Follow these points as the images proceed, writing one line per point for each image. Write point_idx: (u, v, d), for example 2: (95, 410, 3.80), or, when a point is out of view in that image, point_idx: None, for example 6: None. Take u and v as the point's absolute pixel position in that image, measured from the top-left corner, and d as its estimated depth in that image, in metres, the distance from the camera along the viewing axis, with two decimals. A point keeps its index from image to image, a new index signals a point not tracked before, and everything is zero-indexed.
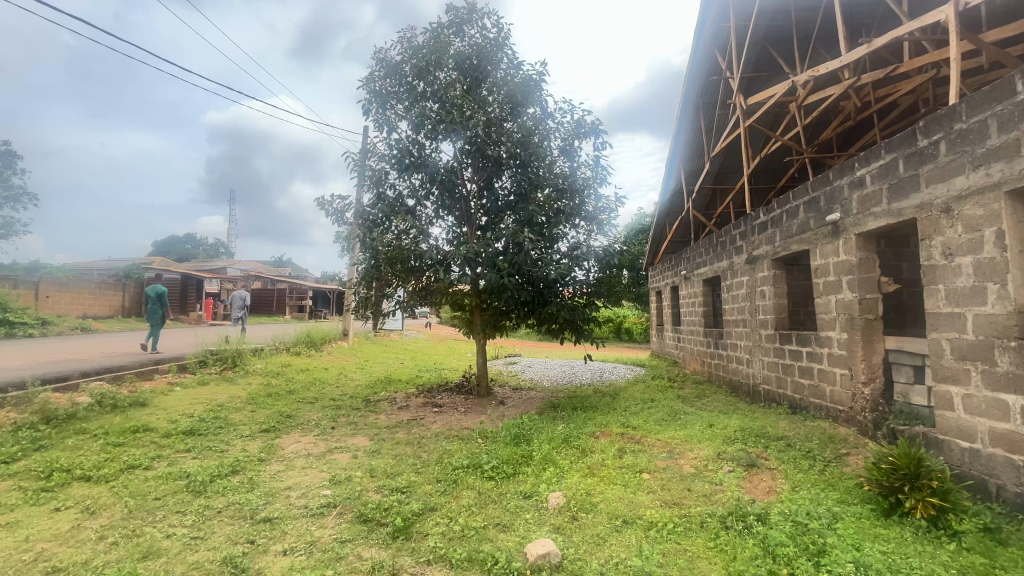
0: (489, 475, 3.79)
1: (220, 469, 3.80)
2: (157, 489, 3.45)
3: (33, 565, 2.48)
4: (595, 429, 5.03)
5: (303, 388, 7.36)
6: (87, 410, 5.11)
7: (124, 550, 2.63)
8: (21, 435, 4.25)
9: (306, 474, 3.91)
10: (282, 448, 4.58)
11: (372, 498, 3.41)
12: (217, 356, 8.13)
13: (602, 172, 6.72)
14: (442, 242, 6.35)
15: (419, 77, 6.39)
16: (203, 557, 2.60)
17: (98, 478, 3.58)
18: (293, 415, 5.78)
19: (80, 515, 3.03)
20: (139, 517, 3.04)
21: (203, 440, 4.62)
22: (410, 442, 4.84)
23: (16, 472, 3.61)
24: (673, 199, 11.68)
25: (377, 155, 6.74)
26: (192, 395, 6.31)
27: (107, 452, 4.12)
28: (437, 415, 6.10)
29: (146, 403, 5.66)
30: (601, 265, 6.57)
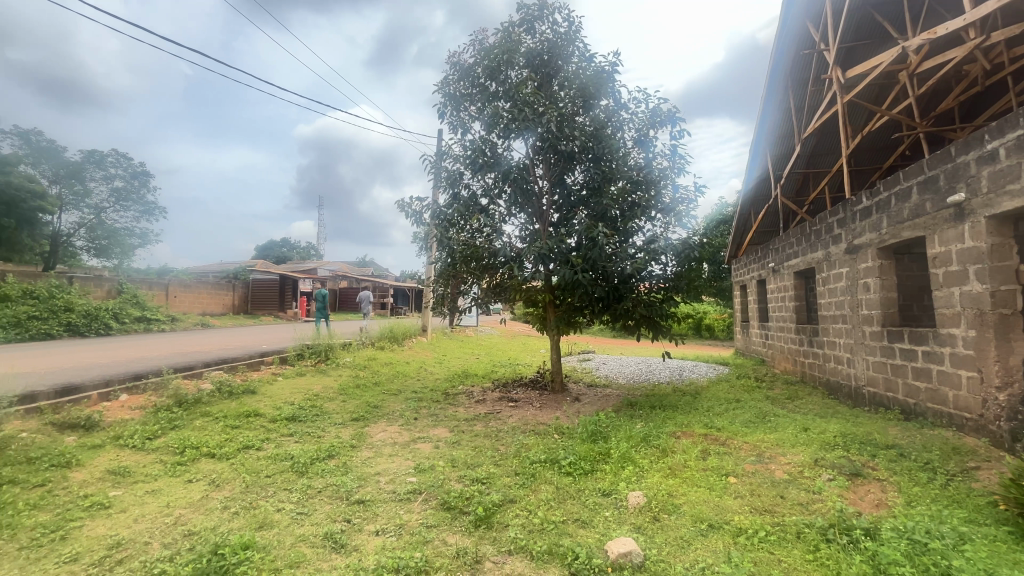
0: (567, 471, 3.79)
1: (318, 453, 4.16)
2: (267, 468, 3.85)
3: (175, 527, 2.88)
4: (675, 429, 4.85)
5: (388, 380, 7.82)
6: (210, 395, 5.81)
7: (243, 520, 2.97)
8: (160, 416, 4.93)
9: (393, 462, 4.15)
10: (371, 436, 4.89)
11: (455, 487, 3.55)
12: (313, 350, 8.86)
13: (679, 162, 6.44)
14: (515, 240, 6.42)
15: (491, 78, 6.50)
16: (308, 531, 2.87)
17: (220, 456, 4.07)
18: (380, 405, 6.16)
19: (208, 487, 3.46)
20: (254, 492, 3.41)
21: (303, 426, 5.07)
22: (488, 435, 4.96)
23: (157, 447, 4.20)
24: (759, 186, 10.88)
25: (452, 157, 6.97)
26: (292, 385, 6.95)
27: (226, 433, 4.66)
28: (512, 409, 6.20)
29: (255, 391, 6.33)
30: (680, 259, 6.26)
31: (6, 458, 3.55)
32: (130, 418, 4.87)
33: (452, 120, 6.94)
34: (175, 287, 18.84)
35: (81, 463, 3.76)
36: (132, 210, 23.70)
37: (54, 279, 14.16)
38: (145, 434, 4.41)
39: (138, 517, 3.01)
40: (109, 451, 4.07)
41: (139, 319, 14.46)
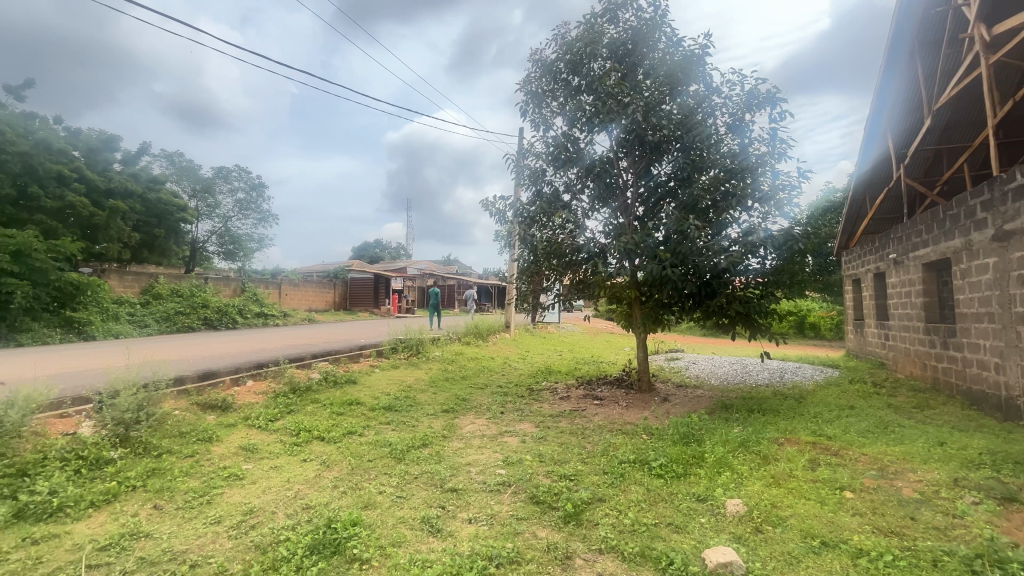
0: (658, 473, 3.66)
1: (413, 441, 4.42)
2: (369, 453, 4.17)
3: (294, 500, 3.22)
4: (777, 435, 4.49)
5: (474, 374, 8.10)
6: (319, 383, 6.42)
7: (350, 499, 3.24)
8: (280, 401, 5.54)
9: (483, 454, 4.29)
10: (460, 428, 5.09)
11: (542, 482, 3.59)
12: (405, 344, 9.39)
13: (780, 147, 5.93)
14: (599, 235, 6.30)
15: (574, 72, 6.43)
16: (407, 514, 3.06)
17: (329, 439, 4.47)
18: (467, 399, 6.39)
19: (320, 467, 3.83)
20: (359, 474, 3.71)
21: (400, 415, 5.41)
22: (574, 432, 4.94)
23: (277, 428, 4.73)
24: (878, 167, 9.64)
25: (534, 155, 7.01)
26: (388, 376, 7.46)
27: (333, 418, 5.12)
28: (597, 408, 6.11)
29: (356, 380, 6.87)
30: (782, 252, 5.75)
31: (165, 431, 4.20)
32: (255, 401, 5.53)
33: (534, 117, 6.99)
34: (286, 286, 20.95)
35: (219, 438, 4.33)
36: (252, 218, 26.80)
37: (193, 280, 16.40)
38: (268, 417, 4.99)
39: (265, 490, 3.40)
40: (240, 430, 4.65)
41: (258, 315, 16.31)
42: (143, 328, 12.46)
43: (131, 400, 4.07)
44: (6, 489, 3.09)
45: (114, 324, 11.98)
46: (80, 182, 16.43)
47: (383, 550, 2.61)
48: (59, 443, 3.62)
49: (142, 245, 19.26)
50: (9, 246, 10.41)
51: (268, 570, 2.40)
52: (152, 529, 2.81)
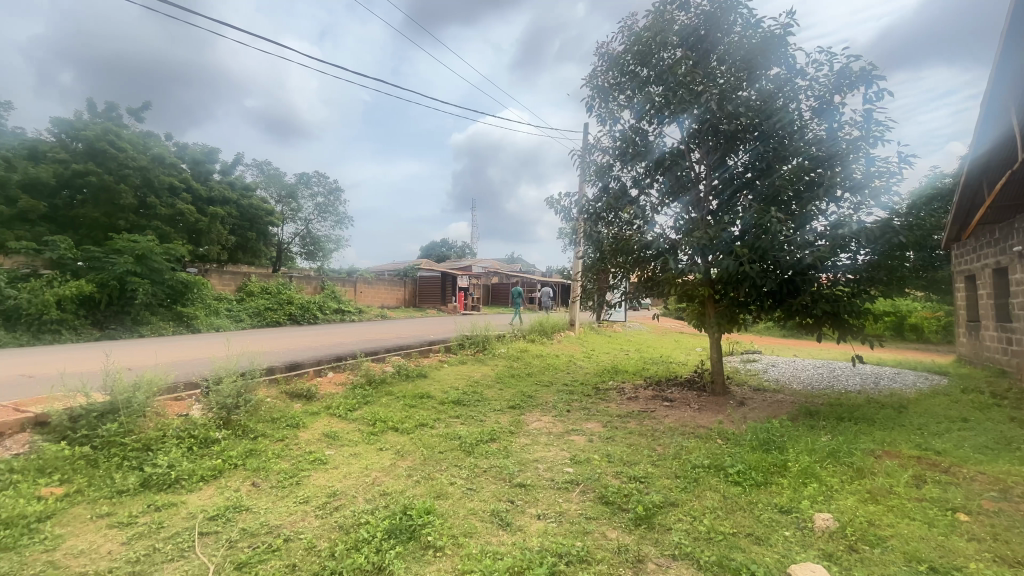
0: (735, 480, 3.47)
1: (482, 436, 4.52)
2: (441, 444, 4.32)
3: (373, 486, 3.41)
4: (874, 447, 4.10)
5: (539, 371, 8.13)
6: (392, 375, 6.74)
7: (424, 489, 3.37)
8: (359, 392, 5.89)
9: (551, 451, 4.29)
10: (527, 424, 5.13)
11: (612, 482, 3.53)
12: (472, 341, 9.62)
13: (876, 130, 5.37)
14: (669, 231, 6.05)
15: (643, 63, 6.23)
16: (477, 506, 3.13)
17: (402, 430, 4.68)
18: (533, 396, 6.43)
19: (394, 456, 4.03)
20: (432, 465, 3.85)
21: (468, 410, 5.56)
22: (644, 433, 4.81)
23: (356, 418, 5.02)
24: (998, 147, 8.45)
25: (600, 150, 6.89)
26: (456, 371, 7.69)
27: (406, 410, 5.36)
28: (668, 409, 5.90)
29: (426, 374, 7.12)
30: (878, 246, 5.22)
31: (260, 416, 4.62)
32: (336, 391, 5.93)
33: (601, 112, 6.87)
34: (361, 284, 22.16)
35: (305, 425, 4.69)
36: (330, 220, 28.65)
37: (281, 278, 17.84)
38: (348, 407, 5.32)
39: (346, 475, 3.63)
40: (323, 418, 5.01)
41: (337, 311, 17.42)
42: (239, 322, 13.76)
43: (232, 387, 4.52)
44: (135, 461, 3.55)
45: (216, 319, 13.33)
46: (188, 192, 18.41)
47: (455, 539, 2.69)
48: (175, 423, 4.09)
49: (237, 246, 21.25)
50: (135, 250, 11.84)
51: (351, 550, 2.55)
52: (251, 504, 3.10)
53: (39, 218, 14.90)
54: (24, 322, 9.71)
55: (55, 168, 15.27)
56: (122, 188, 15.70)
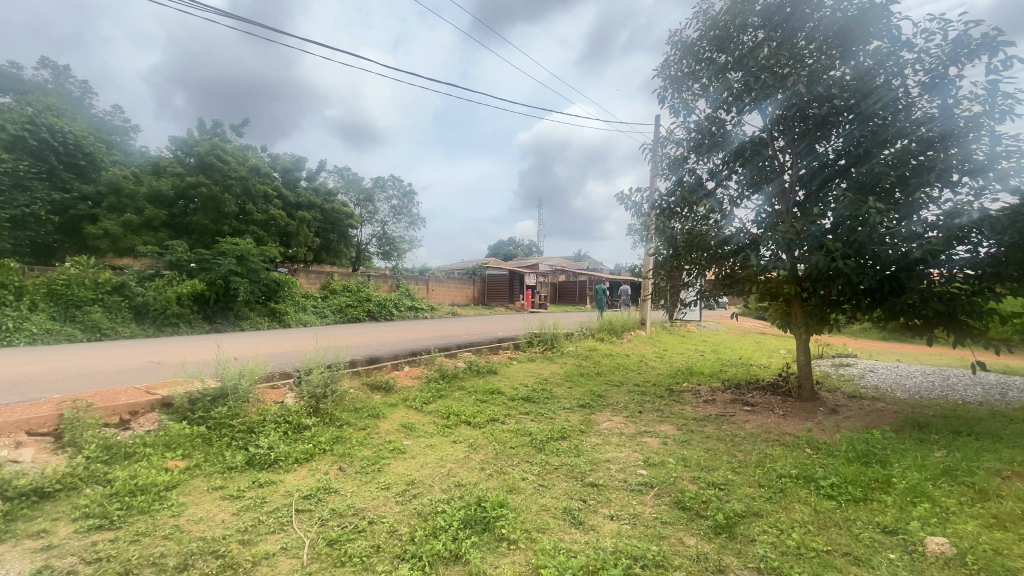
0: (829, 494, 3.20)
1: (552, 433, 4.54)
2: (512, 440, 4.38)
3: (448, 477, 3.54)
4: (1000, 466, 3.59)
5: (609, 371, 7.99)
6: (464, 371, 6.94)
7: (496, 482, 3.45)
8: (433, 386, 6.14)
9: (623, 452, 4.21)
10: (597, 424, 5.07)
11: (689, 487, 3.40)
12: (540, 338, 9.66)
13: (1003, 104, 4.68)
14: (750, 225, 5.68)
15: (720, 49, 5.89)
16: (549, 502, 3.15)
17: (474, 424, 4.81)
18: (603, 395, 6.33)
19: (468, 449, 4.15)
20: (503, 459, 3.92)
21: (538, 407, 5.59)
22: (722, 438, 4.57)
23: (430, 411, 5.23)
24: None
25: (674, 143, 6.62)
26: (525, 368, 7.76)
27: (477, 405, 5.50)
28: (748, 414, 5.56)
29: (496, 371, 7.25)
30: (1006, 236, 4.55)
31: (345, 405, 4.95)
32: (412, 384, 6.22)
33: (674, 103, 6.61)
34: (433, 283, 22.96)
35: (384, 416, 4.96)
36: (404, 222, 30.01)
37: (361, 277, 18.98)
38: (423, 399, 5.55)
39: (423, 464, 3.80)
40: (401, 409, 5.27)
41: (410, 308, 18.26)
42: (323, 318, 14.86)
43: (320, 378, 4.89)
44: (241, 442, 3.95)
45: (304, 315, 14.50)
46: (279, 199, 20.12)
47: (529, 534, 2.72)
48: (273, 408, 4.50)
49: (322, 248, 22.91)
50: (236, 252, 13.16)
51: (429, 536, 2.67)
52: (339, 487, 3.33)
53: (160, 225, 17.00)
54: (150, 316, 11.15)
55: (172, 181, 17.34)
56: (225, 197, 17.48)
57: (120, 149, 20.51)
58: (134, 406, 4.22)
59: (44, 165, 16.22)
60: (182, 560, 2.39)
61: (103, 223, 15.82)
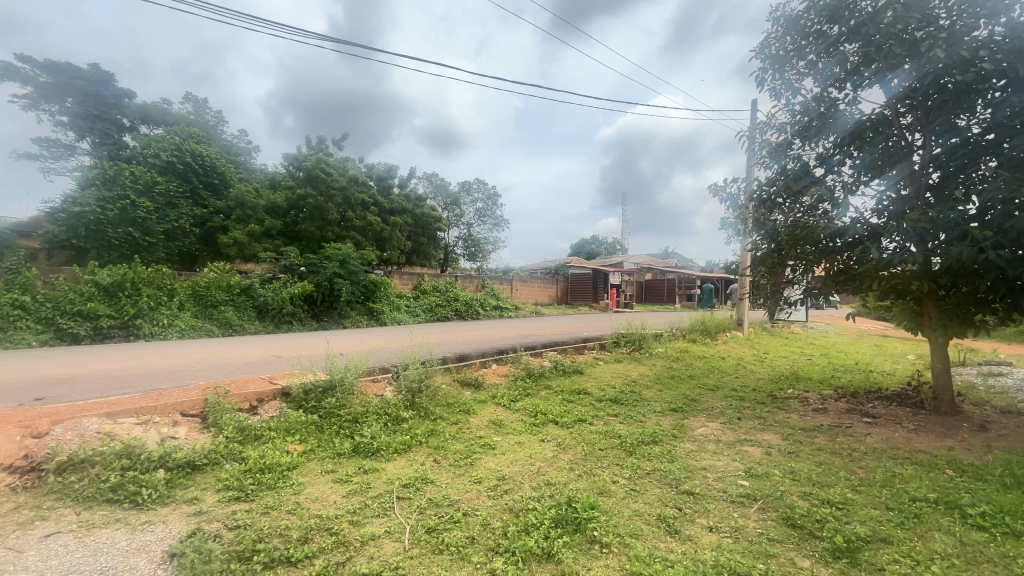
0: (978, 525, 2.76)
1: (643, 437, 4.39)
2: (600, 441, 4.32)
3: (538, 475, 3.58)
4: None
5: (703, 374, 7.56)
6: (550, 370, 6.96)
7: (586, 483, 3.42)
8: (521, 384, 6.23)
9: (720, 460, 3.95)
10: (692, 429, 4.82)
11: (799, 504, 3.11)
12: (628, 339, 9.39)
13: None
14: (869, 214, 5.05)
15: (832, 19, 5.28)
16: (642, 508, 3.05)
17: (562, 424, 4.81)
18: (697, 400, 6.00)
19: (556, 448, 4.16)
20: (593, 461, 3.87)
21: (626, 409, 5.44)
22: (838, 452, 4.12)
23: (518, 409, 5.31)
24: None
25: (775, 129, 6.09)
26: (612, 369, 7.59)
27: (564, 405, 5.48)
28: (870, 426, 4.96)
29: (582, 371, 7.18)
30: None
31: (438, 400, 5.20)
32: (500, 382, 6.36)
33: (776, 84, 6.07)
34: (517, 282, 23.32)
35: (475, 412, 5.12)
36: (488, 224, 30.81)
37: (448, 278, 19.78)
38: (511, 397, 5.66)
39: (512, 461, 3.87)
40: (490, 406, 5.42)
41: (495, 308, 18.74)
42: (415, 317, 15.78)
43: (416, 373, 5.19)
44: (348, 430, 4.31)
45: (398, 314, 15.49)
46: (375, 206, 21.62)
47: (621, 539, 2.66)
48: (374, 401, 4.86)
49: (413, 251, 24.26)
50: (339, 256, 14.40)
51: (522, 532, 2.72)
52: (435, 478, 3.51)
53: (277, 233, 19.13)
54: (270, 314, 12.59)
55: (286, 194, 19.40)
56: (329, 206, 19.19)
57: (245, 168, 23.39)
58: (261, 394, 4.79)
59: (188, 184, 19.05)
60: (302, 534, 2.66)
61: (233, 233, 18.17)
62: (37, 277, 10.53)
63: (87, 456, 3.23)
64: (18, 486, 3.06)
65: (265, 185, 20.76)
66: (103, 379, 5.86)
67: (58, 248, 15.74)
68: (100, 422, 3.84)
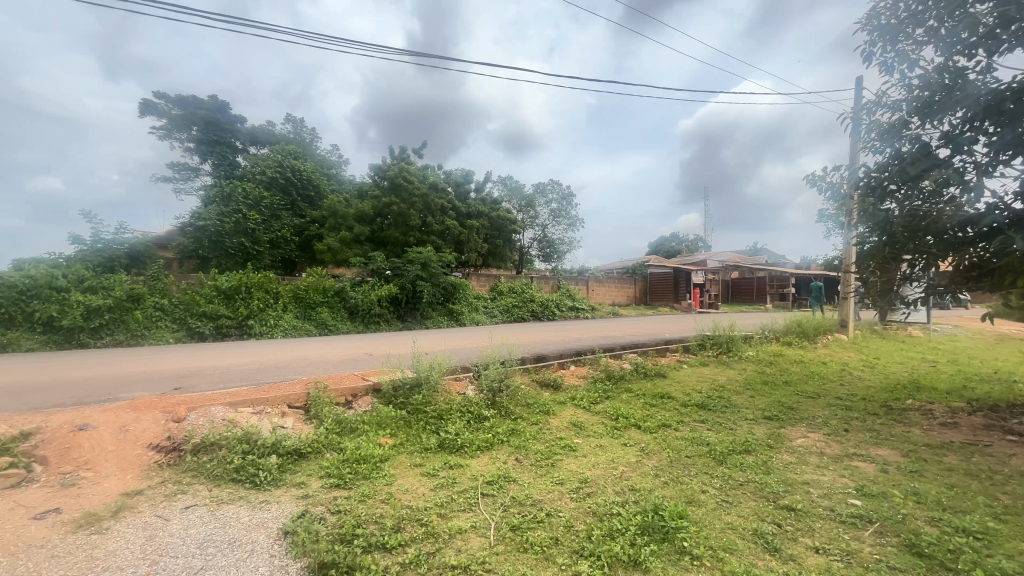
0: None
1: (735, 446, 4.13)
2: (687, 448, 4.12)
3: (621, 480, 3.50)
4: None
5: (801, 380, 6.93)
6: (631, 373, 6.77)
7: (673, 491, 3.28)
8: (600, 386, 6.13)
9: (824, 475, 3.60)
10: (790, 440, 4.44)
11: (925, 530, 2.76)
12: (714, 341, 8.88)
13: None
14: (1011, 199, 4.35)
15: None
16: (736, 522, 2.86)
17: (645, 428, 4.66)
18: (795, 408, 5.52)
19: (640, 453, 4.04)
20: (679, 468, 3.72)
21: (714, 416, 5.15)
22: (973, 474, 3.59)
23: (598, 412, 5.22)
24: None
25: (887, 108, 5.42)
26: (698, 373, 7.21)
27: (646, 409, 5.31)
28: (1016, 446, 4.25)
29: (664, 374, 6.90)
30: None
31: (518, 400, 5.27)
32: (579, 384, 6.30)
33: (887, 58, 5.43)
34: (593, 283, 22.98)
35: (554, 413, 5.12)
36: (563, 224, 30.68)
37: (524, 278, 19.99)
38: (591, 400, 5.58)
39: (594, 464, 3.82)
40: (569, 408, 5.39)
41: (572, 309, 18.65)
42: (493, 318, 16.14)
43: (495, 373, 5.30)
44: (434, 426, 4.51)
45: (476, 315, 15.92)
46: (454, 210, 22.40)
47: (714, 552, 2.53)
48: (458, 398, 5.05)
49: (490, 253, 24.81)
50: (421, 259, 15.11)
51: (607, 537, 2.67)
52: (518, 477, 3.56)
53: (366, 239, 20.50)
54: (360, 315, 13.51)
55: (372, 202, 20.76)
56: (411, 212, 20.20)
57: (337, 180, 25.34)
58: (355, 390, 5.14)
59: (289, 198, 21.04)
60: (395, 522, 2.82)
61: (327, 241, 19.77)
62: (172, 282, 12.17)
63: (215, 440, 3.67)
64: (164, 462, 3.57)
65: (354, 195, 22.34)
66: (224, 373, 6.65)
67: (187, 258, 18.09)
68: (224, 411, 4.35)
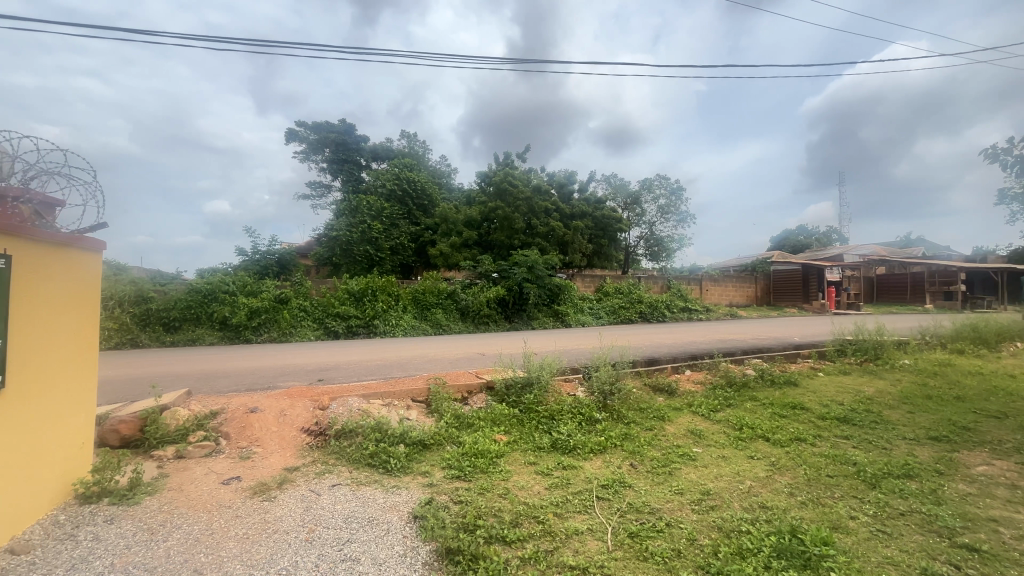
0: None
1: (891, 469, 3.57)
2: (829, 467, 3.67)
3: (749, 495, 3.23)
4: None
5: (979, 396, 5.77)
6: (755, 380, 6.21)
7: (814, 514, 2.94)
8: (719, 393, 5.71)
9: (1019, 514, 2.96)
10: (966, 467, 3.72)
11: None
12: (858, 347, 7.77)
13: None
14: None
15: None
16: (897, 557, 2.48)
17: (775, 441, 4.23)
18: (973, 429, 4.60)
19: (770, 468, 3.69)
20: (819, 488, 3.32)
21: (860, 432, 4.51)
22: None
23: (719, 420, 4.87)
24: None
25: None
26: (838, 382, 6.38)
27: (776, 420, 4.82)
28: None
29: (796, 382, 6.21)
30: None
31: (630, 404, 5.13)
32: (696, 390, 5.93)
33: None
34: (706, 282, 21.52)
35: (670, 419, 4.88)
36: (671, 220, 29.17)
37: (631, 278, 19.40)
38: (710, 407, 5.22)
39: (717, 476, 3.58)
40: (686, 414, 5.09)
41: (683, 309, 17.69)
42: (599, 319, 15.93)
43: (606, 376, 5.21)
44: (546, 426, 4.57)
45: (582, 315, 15.82)
46: (557, 211, 22.50)
47: None
48: (568, 399, 5.06)
49: (594, 253, 24.47)
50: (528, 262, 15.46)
51: (736, 556, 2.49)
52: (633, 482, 3.46)
53: (473, 242, 21.50)
54: (470, 315, 14.21)
55: (480, 208, 21.72)
56: (516, 216, 20.73)
57: (447, 188, 26.93)
58: (470, 387, 5.40)
59: (405, 207, 22.81)
60: (514, 517, 2.91)
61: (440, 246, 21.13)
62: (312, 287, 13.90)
63: (354, 427, 4.11)
64: (314, 444, 4.09)
65: (463, 202, 23.56)
66: (358, 367, 7.45)
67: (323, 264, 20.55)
68: (360, 401, 4.86)
